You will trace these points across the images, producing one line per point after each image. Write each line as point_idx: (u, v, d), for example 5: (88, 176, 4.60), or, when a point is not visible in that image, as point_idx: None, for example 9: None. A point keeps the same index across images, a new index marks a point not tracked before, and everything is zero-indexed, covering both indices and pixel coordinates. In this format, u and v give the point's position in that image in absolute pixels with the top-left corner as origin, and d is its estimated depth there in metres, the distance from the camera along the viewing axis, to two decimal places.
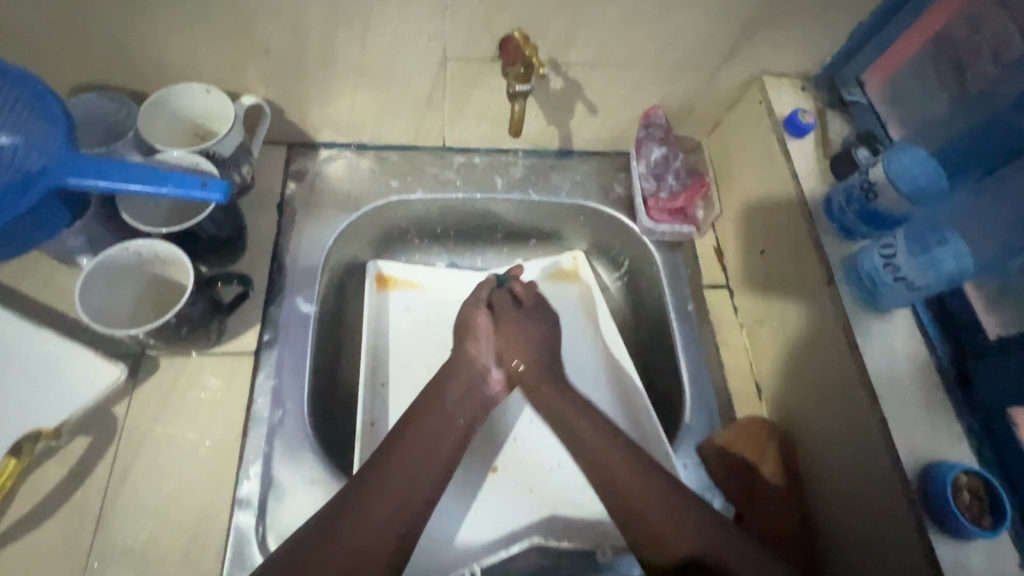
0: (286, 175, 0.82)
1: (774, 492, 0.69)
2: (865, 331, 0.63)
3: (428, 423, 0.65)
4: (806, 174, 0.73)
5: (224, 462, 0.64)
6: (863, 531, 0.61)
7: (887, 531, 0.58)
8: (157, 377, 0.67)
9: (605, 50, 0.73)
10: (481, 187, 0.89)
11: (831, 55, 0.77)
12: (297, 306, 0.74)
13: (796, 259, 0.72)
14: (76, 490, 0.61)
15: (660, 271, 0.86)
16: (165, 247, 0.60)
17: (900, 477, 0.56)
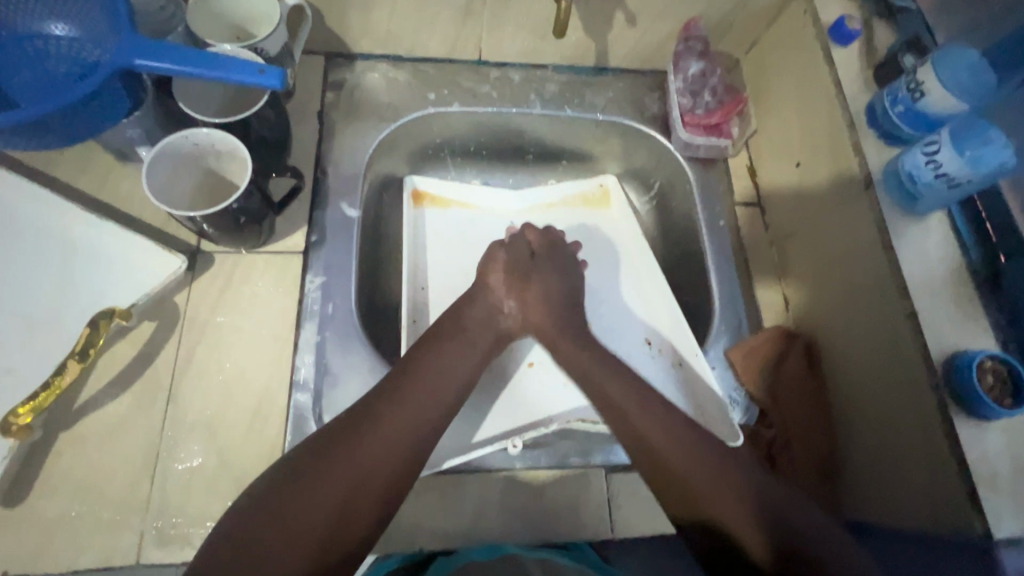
0: (325, 85, 0.83)
1: (798, 390, 0.72)
2: (900, 231, 0.64)
3: (450, 344, 0.68)
4: (849, 83, 0.72)
5: (280, 349, 0.68)
6: (884, 418, 0.64)
7: (910, 412, 0.60)
8: (213, 271, 0.71)
9: None
10: (516, 102, 0.89)
11: None
12: (341, 210, 0.77)
13: (834, 168, 0.72)
14: (147, 369, 0.65)
15: (692, 188, 0.87)
16: (223, 139, 0.62)
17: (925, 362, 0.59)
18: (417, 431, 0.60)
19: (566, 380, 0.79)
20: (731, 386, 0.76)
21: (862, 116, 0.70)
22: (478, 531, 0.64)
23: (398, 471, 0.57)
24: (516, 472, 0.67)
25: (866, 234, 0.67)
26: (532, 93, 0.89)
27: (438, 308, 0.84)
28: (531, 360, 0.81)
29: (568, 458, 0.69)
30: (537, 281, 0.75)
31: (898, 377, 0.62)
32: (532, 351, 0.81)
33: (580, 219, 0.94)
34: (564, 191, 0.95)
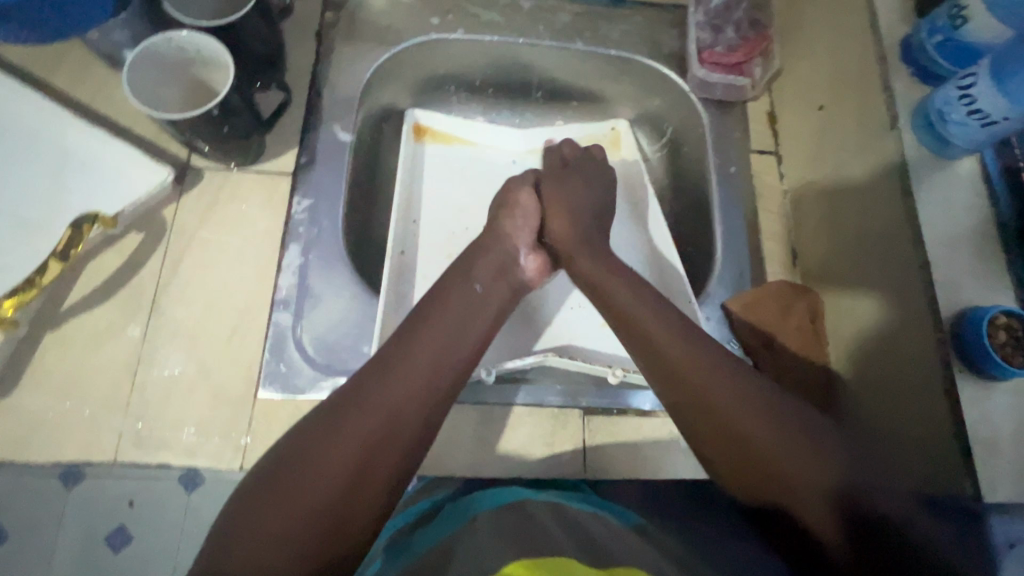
0: (325, 4, 0.80)
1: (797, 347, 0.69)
2: (922, 176, 0.59)
3: (463, 292, 0.61)
4: (885, 14, 0.65)
5: (264, 267, 0.68)
6: (891, 378, 0.60)
7: (917, 372, 0.56)
8: (202, 186, 0.70)
9: None
10: (523, 32, 0.84)
11: None
12: (334, 132, 0.74)
13: (859, 109, 0.66)
14: (133, 277, 0.66)
15: (705, 132, 0.82)
16: (206, 44, 0.60)
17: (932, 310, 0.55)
18: (438, 376, 0.53)
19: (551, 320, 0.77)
20: (725, 337, 0.72)
21: (895, 51, 0.63)
22: (450, 459, 0.64)
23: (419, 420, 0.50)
24: (490, 406, 0.66)
25: (885, 179, 0.61)
26: (541, 23, 0.84)
27: (428, 244, 0.81)
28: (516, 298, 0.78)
29: (546, 398, 0.67)
30: (558, 227, 0.70)
31: (907, 329, 0.58)
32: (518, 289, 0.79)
33: None
34: (569, 133, 0.90)
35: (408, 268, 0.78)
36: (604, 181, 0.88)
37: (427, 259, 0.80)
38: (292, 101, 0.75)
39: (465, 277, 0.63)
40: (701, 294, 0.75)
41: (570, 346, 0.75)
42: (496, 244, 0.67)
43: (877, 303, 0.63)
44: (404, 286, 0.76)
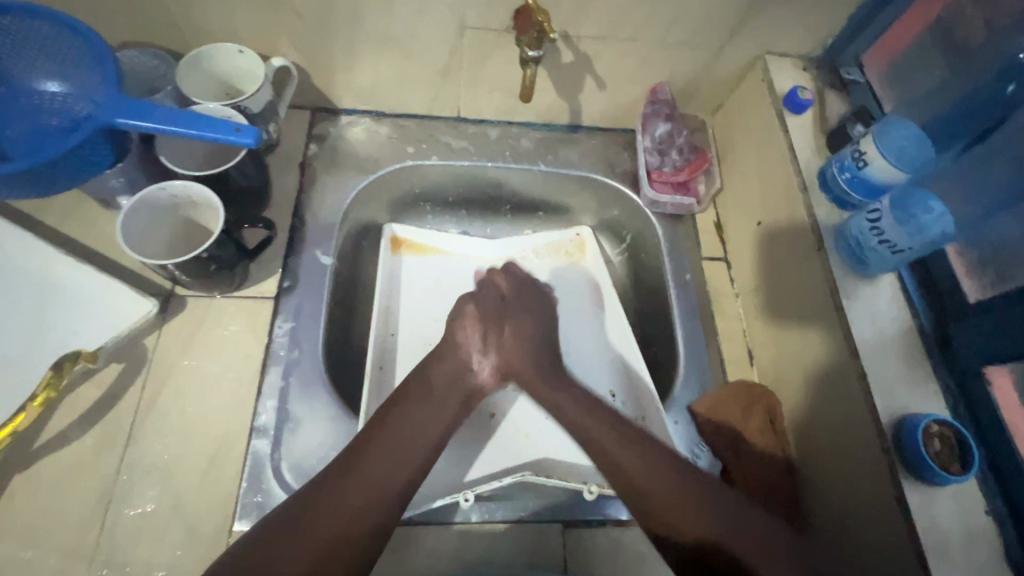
0: (309, 138, 0.88)
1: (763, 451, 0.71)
2: (849, 292, 0.66)
3: (425, 397, 0.67)
4: (803, 148, 0.76)
5: (244, 393, 0.69)
6: (848, 488, 0.63)
7: (870, 485, 0.60)
8: (184, 314, 0.72)
9: (613, 24, 0.76)
10: (492, 156, 0.93)
11: (830, 38, 0.80)
12: (315, 256, 0.79)
13: (791, 229, 0.75)
14: (109, 410, 0.66)
15: (660, 242, 0.90)
16: (199, 191, 0.66)
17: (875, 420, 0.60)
18: (392, 488, 0.58)
19: (525, 433, 0.78)
20: (693, 442, 0.75)
21: (814, 181, 0.73)
22: None
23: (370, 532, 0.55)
24: (470, 525, 0.66)
25: (819, 294, 0.69)
26: (507, 149, 0.94)
27: (407, 356, 0.84)
28: (495, 411, 0.80)
29: (524, 512, 0.68)
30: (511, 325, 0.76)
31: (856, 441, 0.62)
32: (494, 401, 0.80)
33: (553, 268, 0.95)
34: (535, 243, 0.96)
35: (386, 381, 0.80)
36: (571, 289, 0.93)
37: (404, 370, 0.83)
38: (276, 228, 0.80)
39: (428, 383, 0.69)
40: (667, 399, 0.79)
41: (547, 459, 0.76)
42: (449, 357, 0.72)
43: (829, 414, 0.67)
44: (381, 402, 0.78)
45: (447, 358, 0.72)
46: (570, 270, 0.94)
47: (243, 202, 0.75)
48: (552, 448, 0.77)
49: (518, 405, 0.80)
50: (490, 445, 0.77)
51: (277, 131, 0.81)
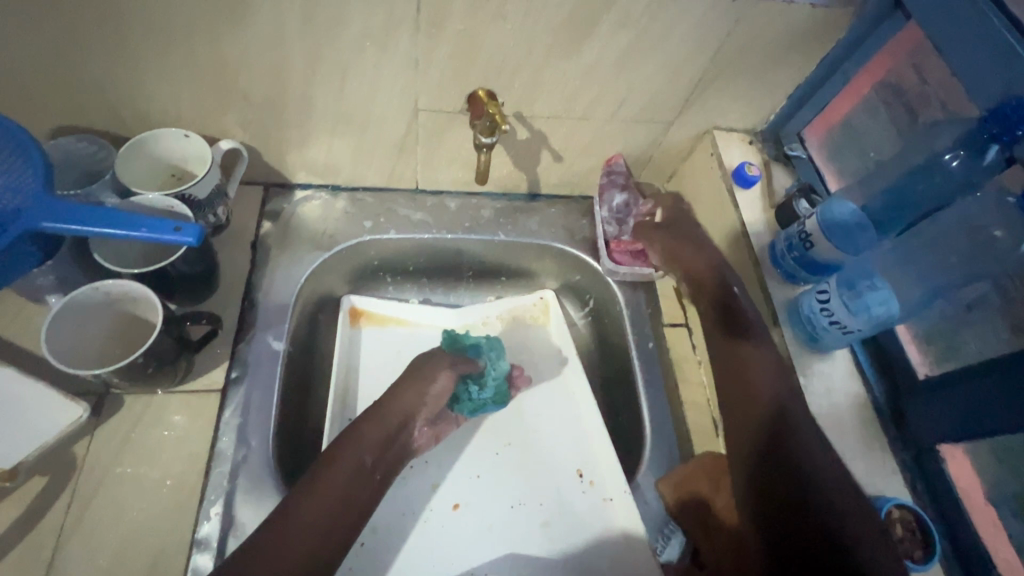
0: (261, 214, 0.85)
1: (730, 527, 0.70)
2: (805, 369, 0.67)
3: (358, 450, 0.65)
4: (753, 222, 0.78)
5: (186, 500, 0.64)
6: None
7: None
8: (121, 415, 0.67)
9: (566, 105, 0.78)
10: (451, 227, 0.92)
11: (772, 114, 0.84)
12: (267, 342, 0.76)
13: (748, 302, 0.76)
14: (30, 531, 0.60)
15: (622, 309, 0.90)
16: (134, 287, 0.63)
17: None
18: (323, 549, 0.58)
19: (490, 523, 0.73)
20: (663, 521, 0.74)
21: (765, 255, 0.75)
22: None
23: None
24: None
25: None
26: (466, 219, 0.93)
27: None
28: (458, 501, 0.75)
29: None
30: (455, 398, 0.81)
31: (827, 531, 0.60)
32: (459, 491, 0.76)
33: (517, 336, 0.92)
34: (499, 309, 0.94)
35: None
36: (536, 358, 0.90)
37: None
38: (225, 313, 0.76)
39: (360, 436, 0.67)
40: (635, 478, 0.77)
41: (515, 553, 0.71)
42: (389, 413, 0.70)
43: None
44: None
45: (386, 414, 0.70)
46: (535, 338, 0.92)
47: (186, 290, 0.72)
48: (518, 540, 0.72)
49: (483, 492, 0.76)
50: (452, 541, 0.72)
51: (226, 212, 0.79)
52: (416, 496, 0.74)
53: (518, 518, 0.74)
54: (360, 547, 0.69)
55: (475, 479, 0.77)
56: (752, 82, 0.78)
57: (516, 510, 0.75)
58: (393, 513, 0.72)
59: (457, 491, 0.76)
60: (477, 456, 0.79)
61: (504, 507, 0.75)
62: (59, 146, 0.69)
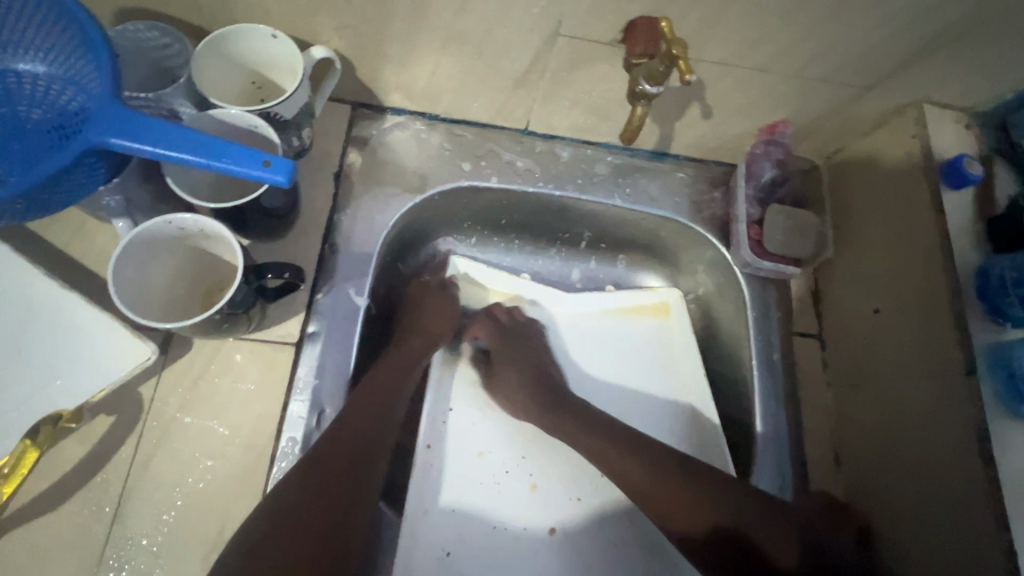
0: (346, 140, 0.73)
1: None
2: (1003, 440, 0.55)
3: (412, 353, 0.69)
4: (957, 234, 0.62)
5: (254, 464, 0.58)
6: None
7: None
8: (188, 358, 0.61)
9: (747, 50, 0.60)
10: (560, 182, 0.77)
11: (1009, 92, 0.64)
12: (347, 296, 0.66)
13: (922, 337, 0.62)
14: (97, 473, 0.56)
15: (747, 308, 0.75)
16: (211, 226, 0.53)
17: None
18: (376, 435, 0.59)
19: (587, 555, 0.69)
20: None
21: (970, 283, 0.60)
22: None
23: (346, 471, 0.55)
24: None
25: (959, 429, 0.57)
26: (579, 175, 0.77)
27: (464, 435, 0.73)
28: (554, 525, 0.70)
29: None
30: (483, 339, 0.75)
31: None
32: (555, 511, 0.71)
33: (629, 332, 0.81)
34: (616, 300, 0.82)
35: (437, 462, 0.71)
36: (646, 360, 0.80)
37: (460, 454, 0.72)
38: (302, 255, 0.67)
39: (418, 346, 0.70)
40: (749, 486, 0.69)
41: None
42: (433, 322, 0.72)
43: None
44: (427, 494, 0.69)
45: (433, 317, 0.73)
46: (648, 335, 0.81)
47: (262, 227, 0.62)
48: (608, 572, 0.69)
49: (582, 518, 0.71)
50: (545, 566, 0.68)
51: (311, 135, 0.67)
52: (511, 510, 0.70)
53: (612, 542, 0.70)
54: (448, 558, 0.66)
55: (574, 505, 0.72)
56: (1008, 44, 0.58)
57: (619, 548, 0.70)
58: (484, 525, 0.69)
59: (556, 514, 0.71)
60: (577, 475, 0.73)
61: (604, 541, 0.70)
62: (126, 34, 0.56)
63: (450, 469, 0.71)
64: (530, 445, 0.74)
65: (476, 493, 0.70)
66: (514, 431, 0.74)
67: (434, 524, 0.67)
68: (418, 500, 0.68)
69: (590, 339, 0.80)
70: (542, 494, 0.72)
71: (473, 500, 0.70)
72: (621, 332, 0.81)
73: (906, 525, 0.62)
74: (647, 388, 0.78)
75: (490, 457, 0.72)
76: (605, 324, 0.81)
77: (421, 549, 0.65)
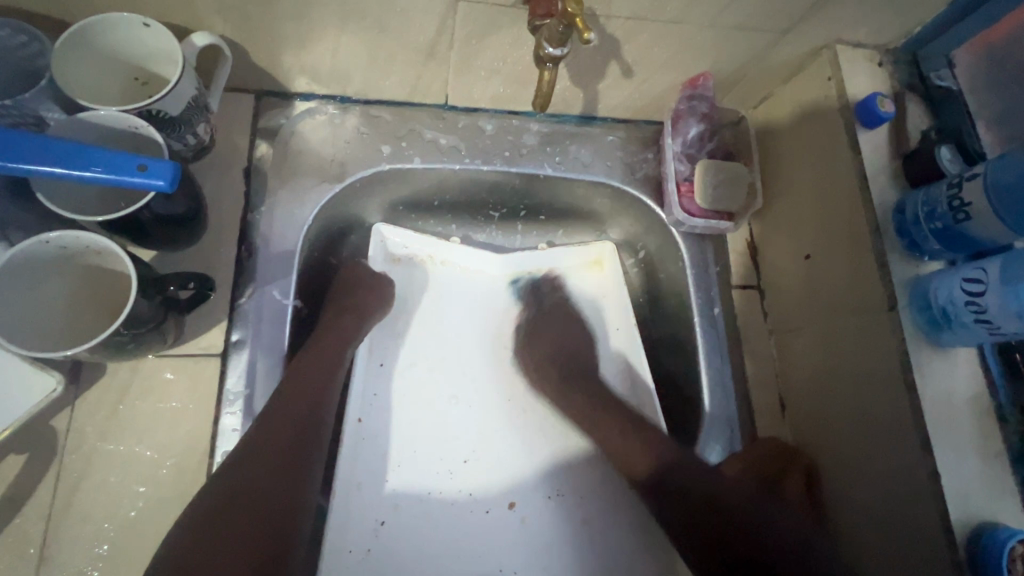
0: (254, 133, 0.68)
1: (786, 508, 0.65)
2: (925, 369, 0.57)
3: (344, 327, 0.67)
4: (875, 174, 0.63)
5: (188, 485, 0.56)
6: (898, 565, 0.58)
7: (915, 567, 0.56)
8: (103, 384, 0.57)
9: (656, 3, 0.58)
10: (486, 156, 0.74)
11: (917, 27, 0.65)
12: (271, 297, 0.63)
13: (851, 277, 0.63)
14: (15, 515, 0.53)
15: (685, 265, 0.75)
16: (94, 240, 0.49)
17: (947, 535, 0.53)
18: (312, 416, 0.58)
19: (525, 516, 0.70)
20: None
21: (889, 221, 0.61)
22: None
23: (278, 458, 0.54)
24: None
25: (885, 363, 0.59)
26: (506, 147, 0.75)
27: (398, 405, 0.73)
28: (515, 500, 0.71)
29: None
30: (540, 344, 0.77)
31: (908, 554, 0.57)
32: (498, 470, 0.73)
33: (561, 289, 0.82)
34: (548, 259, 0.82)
35: (369, 436, 0.70)
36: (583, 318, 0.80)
37: (398, 429, 0.71)
38: (218, 261, 0.63)
39: (353, 320, 0.68)
40: (700, 436, 0.70)
41: (555, 546, 0.70)
42: (361, 297, 0.70)
43: (871, 513, 0.61)
44: (362, 469, 0.68)
45: (363, 292, 0.71)
46: (578, 291, 0.82)
47: (165, 235, 0.57)
48: (556, 536, 0.70)
49: (524, 482, 0.72)
50: (490, 530, 0.69)
51: (209, 130, 0.62)
52: (450, 475, 0.71)
53: (558, 508, 0.71)
54: (384, 527, 0.67)
55: (517, 472, 0.73)
56: None
57: (554, 500, 0.72)
58: (422, 495, 0.70)
59: (512, 490, 0.72)
60: (517, 439, 0.74)
61: (540, 494, 0.72)
62: None
63: (386, 441, 0.71)
64: (469, 408, 0.75)
65: (417, 463, 0.71)
66: (456, 399, 0.75)
67: (371, 498, 0.67)
68: (352, 475, 0.67)
69: (520, 303, 0.81)
70: (482, 459, 0.73)
71: (410, 466, 0.70)
72: (552, 293, 0.82)
73: (844, 461, 0.64)
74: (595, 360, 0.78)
75: (426, 423, 0.73)
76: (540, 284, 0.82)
77: (355, 524, 0.65)
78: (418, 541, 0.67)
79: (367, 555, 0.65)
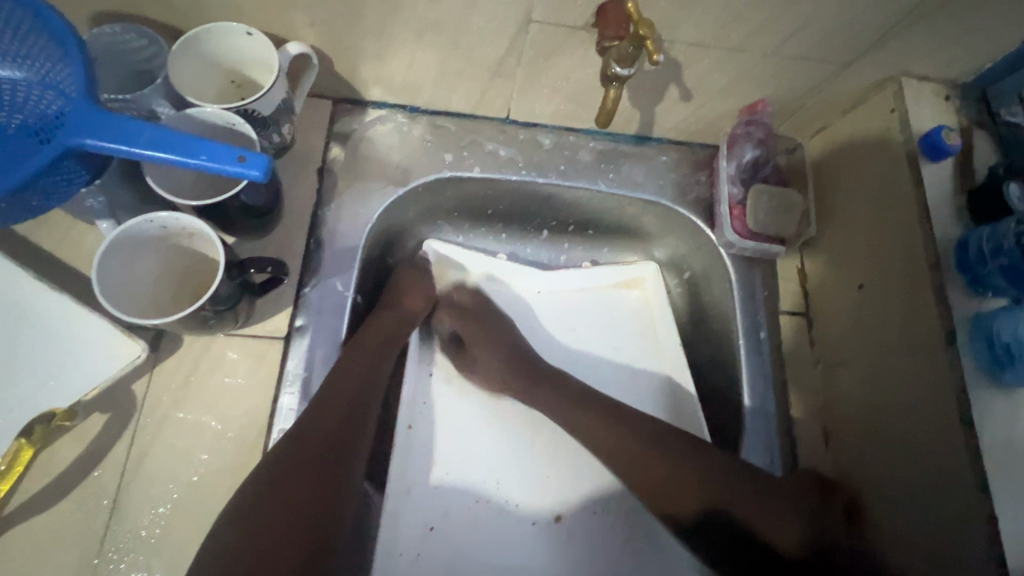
0: (329, 136, 0.73)
1: None
2: (983, 408, 0.56)
3: (390, 330, 0.69)
4: (937, 207, 0.62)
5: (245, 458, 0.60)
6: None
7: None
8: (179, 356, 0.62)
9: (720, 31, 0.60)
10: (541, 170, 0.77)
11: (988, 63, 0.64)
12: (334, 290, 0.67)
13: (908, 310, 0.62)
14: (93, 469, 0.58)
15: (733, 288, 0.75)
16: (190, 222, 0.54)
17: None
18: (356, 406, 0.60)
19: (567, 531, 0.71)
20: None
21: (949, 254, 0.60)
22: None
23: (324, 446, 0.56)
24: None
25: (940, 399, 0.57)
26: (561, 162, 0.77)
27: (444, 414, 0.75)
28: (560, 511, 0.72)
29: None
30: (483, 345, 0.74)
31: None
32: (538, 484, 0.73)
33: (605, 304, 0.83)
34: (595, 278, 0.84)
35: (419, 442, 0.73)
36: (625, 334, 0.82)
37: (442, 434, 0.74)
38: (289, 251, 0.68)
39: (399, 322, 0.71)
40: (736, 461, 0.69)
41: (593, 567, 0.70)
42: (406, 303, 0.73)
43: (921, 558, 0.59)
44: (411, 473, 0.71)
45: (409, 298, 0.73)
46: (622, 307, 0.83)
47: (247, 223, 0.62)
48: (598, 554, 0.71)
49: (565, 491, 0.73)
50: (532, 539, 0.71)
51: (292, 131, 0.68)
52: (494, 481, 0.73)
53: (599, 524, 0.72)
54: (433, 531, 0.69)
55: (557, 484, 0.73)
56: (983, 15, 0.57)
57: (599, 514, 0.72)
58: (467, 501, 0.71)
59: (553, 503, 0.73)
60: (558, 453, 0.75)
61: (586, 506, 0.73)
62: (102, 37, 0.57)
63: (433, 448, 0.73)
64: (511, 419, 0.76)
65: (462, 469, 0.73)
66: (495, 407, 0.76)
67: (418, 501, 0.70)
68: (401, 480, 0.70)
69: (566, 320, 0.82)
70: (522, 469, 0.74)
71: (458, 471, 0.72)
72: (593, 308, 0.83)
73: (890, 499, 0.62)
74: (635, 379, 0.79)
75: (471, 432, 0.75)
76: (581, 302, 0.84)
77: (406, 526, 0.68)
78: (464, 550, 0.69)
79: (417, 558, 0.67)
